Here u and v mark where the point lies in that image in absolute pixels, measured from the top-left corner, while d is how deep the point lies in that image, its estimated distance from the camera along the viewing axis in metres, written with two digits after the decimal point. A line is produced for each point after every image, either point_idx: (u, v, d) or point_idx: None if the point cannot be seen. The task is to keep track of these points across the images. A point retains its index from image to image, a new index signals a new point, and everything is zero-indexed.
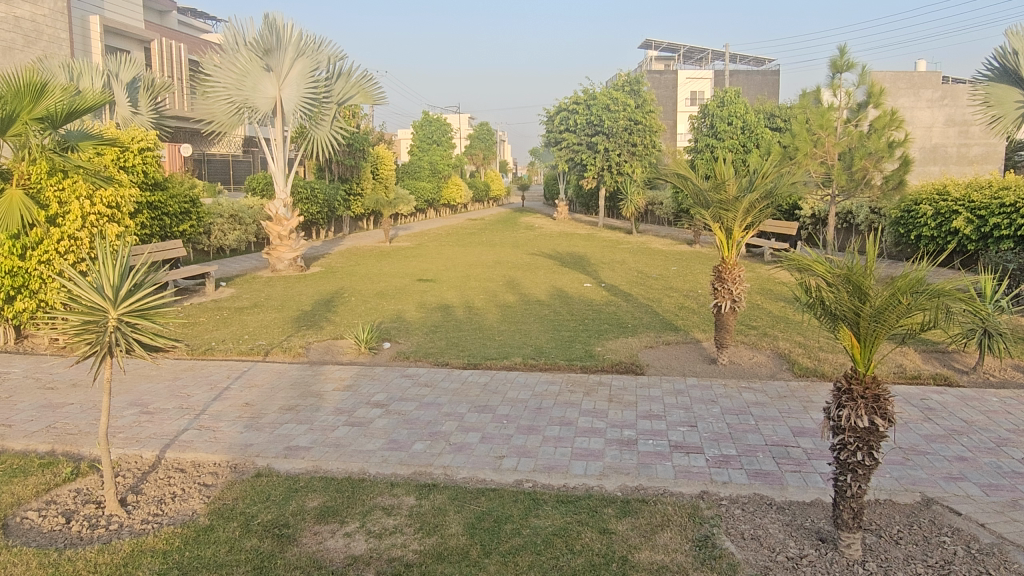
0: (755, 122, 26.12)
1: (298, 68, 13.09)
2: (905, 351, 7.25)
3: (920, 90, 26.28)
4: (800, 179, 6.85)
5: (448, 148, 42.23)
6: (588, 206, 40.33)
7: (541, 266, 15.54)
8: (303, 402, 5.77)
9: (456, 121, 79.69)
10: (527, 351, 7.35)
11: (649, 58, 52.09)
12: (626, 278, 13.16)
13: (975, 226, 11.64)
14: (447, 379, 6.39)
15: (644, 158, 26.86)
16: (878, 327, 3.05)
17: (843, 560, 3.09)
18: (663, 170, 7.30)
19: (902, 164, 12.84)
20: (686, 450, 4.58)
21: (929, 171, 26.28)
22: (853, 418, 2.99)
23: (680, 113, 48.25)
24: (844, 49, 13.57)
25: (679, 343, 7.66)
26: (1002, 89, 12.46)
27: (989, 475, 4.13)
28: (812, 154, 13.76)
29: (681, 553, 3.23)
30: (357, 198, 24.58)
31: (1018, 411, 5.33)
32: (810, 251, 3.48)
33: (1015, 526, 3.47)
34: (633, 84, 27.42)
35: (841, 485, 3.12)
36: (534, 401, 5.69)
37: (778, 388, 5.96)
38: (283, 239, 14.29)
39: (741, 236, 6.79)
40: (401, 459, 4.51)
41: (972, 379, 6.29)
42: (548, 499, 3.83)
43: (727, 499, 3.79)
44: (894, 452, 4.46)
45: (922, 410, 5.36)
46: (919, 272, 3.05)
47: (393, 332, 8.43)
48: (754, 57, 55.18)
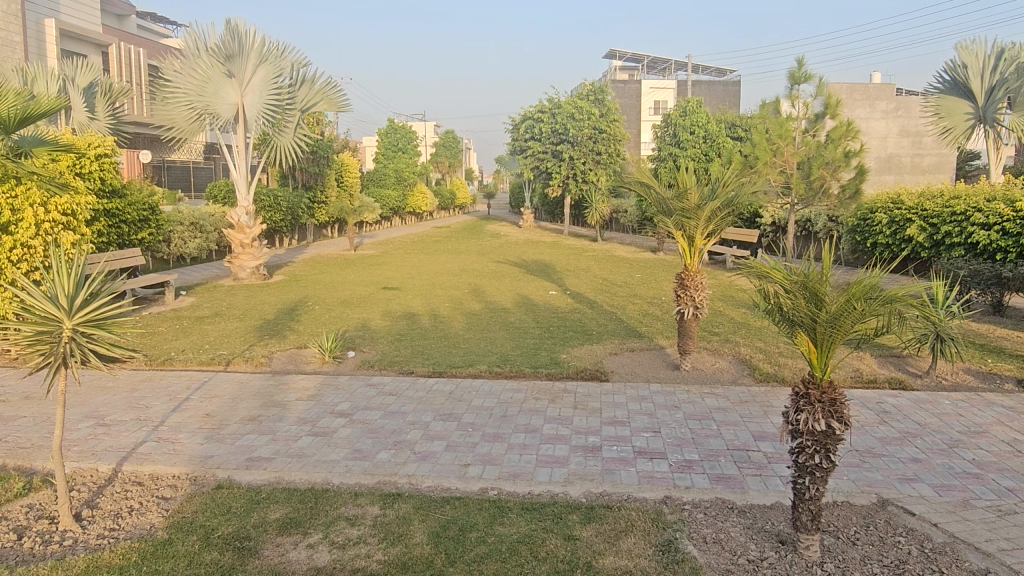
0: (717, 132, 26.50)
1: (260, 74, 12.96)
2: (861, 356, 7.42)
3: (875, 102, 26.96)
4: (761, 187, 6.98)
5: (415, 156, 42.13)
6: (554, 214, 40.51)
7: (506, 273, 15.56)
8: (266, 413, 5.69)
9: (423, 129, 79.54)
10: (492, 359, 7.36)
11: (613, 68, 52.80)
12: (591, 285, 13.29)
13: (927, 234, 11.96)
14: (412, 388, 6.34)
15: (608, 166, 27.16)
16: (834, 332, 3.12)
17: (803, 562, 3.15)
18: (627, 179, 7.38)
19: (858, 173, 13.17)
20: (650, 455, 4.62)
21: (884, 180, 26.97)
22: (810, 421, 3.05)
23: (644, 122, 48.85)
24: (802, 61, 13.87)
25: (643, 351, 7.73)
26: (952, 102, 14.75)
27: (942, 475, 4.25)
28: (771, 163, 14.03)
29: (644, 558, 3.25)
30: (322, 206, 24.38)
31: (969, 414, 5.48)
32: (769, 259, 3.55)
33: (966, 526, 3.57)
34: (597, 93, 27.55)
35: (800, 488, 3.17)
36: (499, 409, 5.69)
37: (740, 393, 6.06)
38: (245, 247, 14.11)
39: (702, 244, 6.91)
40: (365, 468, 4.47)
41: (926, 382, 6.46)
42: (513, 507, 3.83)
43: (690, 504, 3.83)
44: (851, 455, 4.56)
45: (878, 413, 5.49)
46: (872, 278, 3.13)
47: (357, 341, 8.37)
48: (716, 68, 56.01)
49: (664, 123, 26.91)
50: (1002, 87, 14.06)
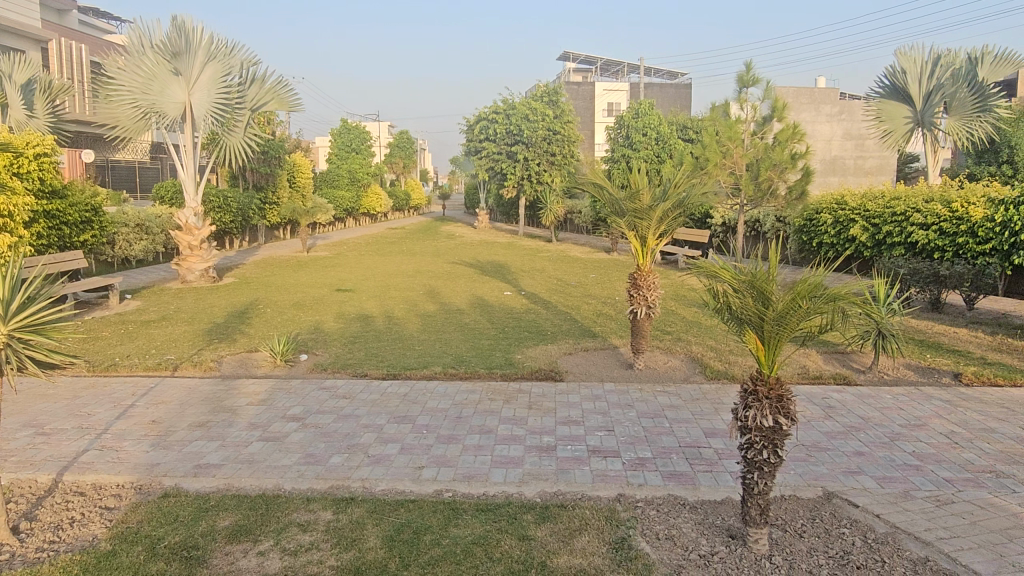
0: (669, 134, 26.94)
1: (208, 73, 12.68)
2: (808, 352, 7.62)
3: (820, 106, 27.69)
4: (711, 188, 7.11)
5: (369, 156, 41.75)
6: (509, 215, 40.58)
7: (461, 274, 15.52)
8: (215, 418, 5.55)
9: (377, 130, 78.92)
10: (446, 360, 7.34)
11: (567, 70, 53.25)
12: (546, 286, 13.37)
13: (869, 234, 12.34)
14: (366, 391, 6.28)
15: (562, 167, 27.37)
16: (781, 329, 3.19)
17: (752, 556, 3.20)
18: (580, 180, 7.44)
19: (804, 175, 13.50)
20: (603, 454, 4.66)
21: (829, 182, 27.73)
22: (758, 417, 3.10)
23: (597, 124, 49.33)
24: (750, 65, 14.17)
25: (597, 350, 7.80)
26: (892, 106, 15.35)
27: (884, 468, 4.38)
28: (721, 164, 14.25)
29: (598, 556, 3.28)
30: (273, 207, 24.00)
31: (909, 408, 5.67)
32: (718, 259, 3.61)
33: (906, 516, 3.70)
34: (551, 94, 27.79)
35: (749, 483, 3.23)
36: (454, 410, 5.67)
37: (692, 391, 6.15)
38: (194, 249, 13.76)
39: (655, 244, 7.00)
40: (318, 473, 4.41)
41: (869, 378, 6.66)
42: (467, 508, 3.82)
43: (643, 501, 3.87)
44: (798, 449, 4.67)
45: (823, 408, 5.64)
46: (818, 276, 3.20)
47: (310, 344, 8.25)
48: (668, 71, 56.83)
49: (617, 125, 27.23)
50: (938, 93, 14.79)
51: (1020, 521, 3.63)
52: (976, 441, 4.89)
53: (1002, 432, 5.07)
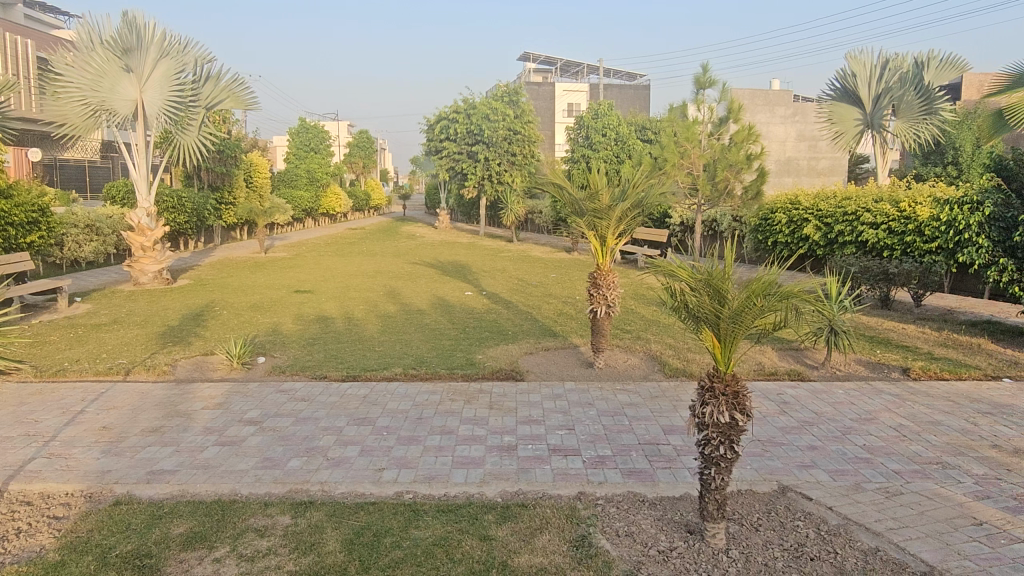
0: (628, 135, 27.21)
1: (161, 69, 12.43)
2: (763, 349, 7.78)
3: (774, 108, 28.24)
4: (669, 188, 7.20)
5: (327, 156, 41.32)
6: (469, 215, 40.51)
7: (421, 275, 15.44)
8: (169, 423, 5.43)
9: (335, 130, 78.10)
10: (407, 361, 7.30)
11: (527, 70, 53.42)
12: (506, 286, 13.40)
13: (822, 233, 12.65)
14: (325, 393, 6.20)
15: (522, 167, 27.45)
16: (736, 327, 3.24)
17: (709, 550, 3.24)
18: (540, 180, 7.44)
19: (759, 175, 13.77)
20: (564, 452, 4.68)
21: (783, 182, 28.31)
22: (715, 414, 3.15)
23: (557, 125, 49.56)
24: (707, 67, 14.37)
25: (558, 349, 7.84)
26: (843, 108, 15.64)
27: (837, 461, 4.49)
28: (679, 165, 14.40)
29: (559, 554, 3.29)
30: (229, 207, 23.58)
31: (860, 402, 5.82)
32: (675, 259, 3.64)
33: (858, 507, 3.79)
34: (511, 94, 27.84)
35: (707, 478, 3.28)
36: (415, 411, 5.64)
37: (650, 389, 6.23)
38: (147, 251, 13.43)
39: (614, 243, 7.06)
40: (276, 477, 4.34)
41: (822, 373, 6.83)
42: (428, 509, 3.80)
43: (603, 499, 3.90)
44: (754, 445, 4.76)
45: (778, 404, 5.75)
46: (772, 274, 3.26)
47: (268, 346, 8.12)
48: (627, 73, 57.30)
49: (577, 126, 27.37)
50: (887, 95, 15.24)
51: (964, 510, 3.76)
52: (924, 434, 5.03)
53: (947, 424, 5.25)
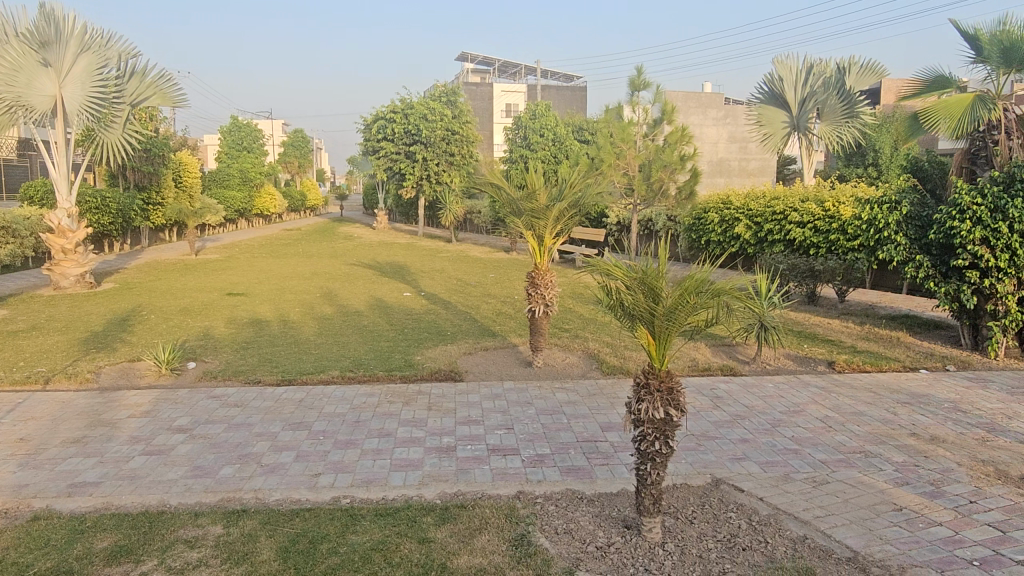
0: (565, 135, 27.46)
1: (82, 64, 11.95)
2: (697, 346, 7.96)
3: (707, 110, 28.90)
4: (605, 188, 7.31)
5: (261, 155, 40.38)
6: (408, 214, 40.18)
7: (359, 276, 15.22)
8: (92, 434, 5.19)
9: (268, 130, 76.36)
10: (344, 364, 7.18)
11: (464, 71, 53.36)
12: (445, 286, 13.35)
13: (752, 232, 13.06)
14: (259, 398, 6.04)
15: (461, 167, 27.48)
16: (670, 324, 3.29)
17: (646, 544, 3.29)
18: (477, 180, 7.42)
19: (692, 176, 14.10)
20: (503, 452, 4.68)
21: (716, 182, 29.07)
22: (651, 410, 3.19)
23: (496, 125, 49.67)
24: (641, 69, 14.61)
25: (497, 349, 7.85)
26: (771, 111, 16.15)
27: (767, 453, 4.63)
28: (615, 165, 14.53)
29: (498, 554, 3.28)
30: (157, 208, 22.75)
31: (789, 395, 6.02)
32: (611, 258, 3.68)
33: (787, 497, 3.92)
34: (449, 94, 27.76)
35: (642, 474, 3.32)
36: (352, 414, 5.55)
37: (588, 387, 6.29)
38: (68, 253, 12.84)
39: (552, 243, 7.11)
40: (207, 486, 4.20)
41: (753, 368, 7.03)
42: (366, 513, 3.75)
43: (542, 497, 3.92)
44: (689, 439, 4.86)
45: (711, 399, 5.90)
46: (703, 273, 3.33)
47: (198, 351, 7.86)
48: (564, 74, 57.78)
49: (515, 126, 27.45)
50: (812, 99, 15.84)
51: (886, 496, 3.92)
52: (848, 424, 5.24)
53: (869, 415, 5.48)
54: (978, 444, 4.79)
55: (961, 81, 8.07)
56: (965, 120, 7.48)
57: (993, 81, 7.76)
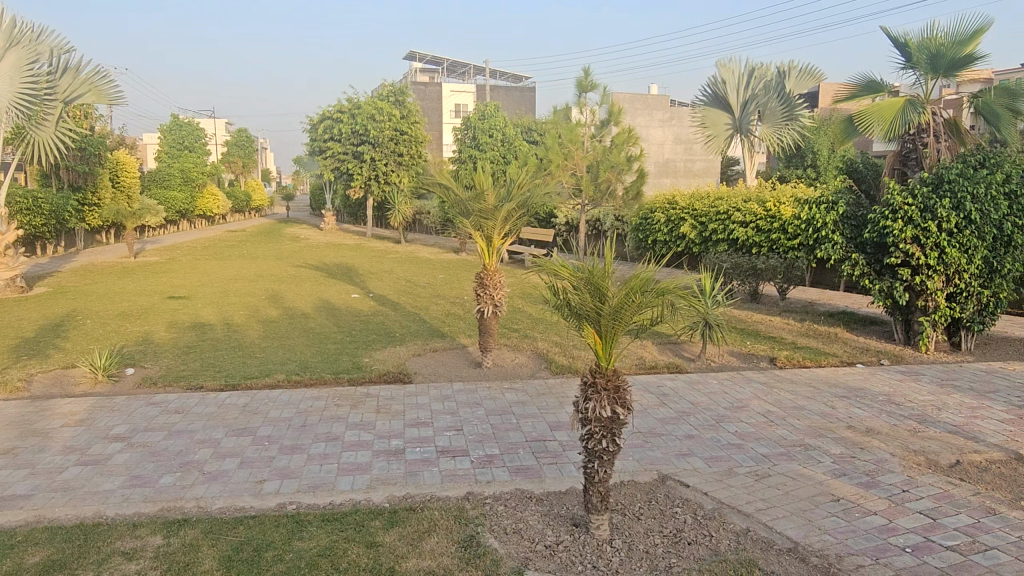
0: (513, 135, 27.50)
1: (11, 58, 11.40)
2: (644, 344, 8.07)
3: (653, 112, 29.30)
4: (553, 189, 7.37)
5: (204, 155, 39.37)
6: (356, 215, 39.69)
7: (305, 278, 14.98)
8: (23, 444, 4.97)
9: (211, 128, 74.49)
10: (290, 367, 7.05)
11: (412, 70, 52.97)
12: (394, 287, 13.23)
13: (697, 232, 13.33)
14: (201, 404, 5.88)
15: (409, 168, 27.32)
16: (617, 323, 3.32)
17: (594, 542, 3.32)
18: (424, 180, 7.37)
19: (639, 176, 14.30)
20: (452, 454, 4.66)
21: (662, 183, 29.55)
22: (598, 409, 3.22)
23: (444, 125, 49.47)
24: (588, 70, 14.77)
25: (446, 350, 7.81)
26: (715, 113, 16.59)
27: (712, 448, 4.72)
28: (563, 166, 14.60)
29: (446, 556, 3.27)
30: (93, 209, 21.98)
31: (733, 391, 6.15)
32: (558, 258, 3.69)
33: (730, 491, 4.00)
34: (397, 94, 27.47)
35: (590, 472, 3.33)
36: (298, 419, 5.45)
37: (537, 386, 6.32)
38: None
39: (500, 244, 7.12)
40: (146, 496, 4.07)
41: (698, 365, 7.17)
42: (312, 519, 3.68)
43: (491, 498, 3.92)
44: (635, 436, 4.92)
45: (658, 396, 5.98)
46: (648, 272, 3.37)
47: (137, 356, 7.61)
48: (512, 74, 57.87)
49: (463, 126, 27.38)
50: (753, 102, 16.23)
51: (824, 488, 4.04)
52: (789, 419, 5.38)
53: (808, 409, 5.64)
54: (910, 434, 4.98)
55: (892, 86, 8.38)
56: (897, 123, 7.76)
57: (921, 86, 8.07)
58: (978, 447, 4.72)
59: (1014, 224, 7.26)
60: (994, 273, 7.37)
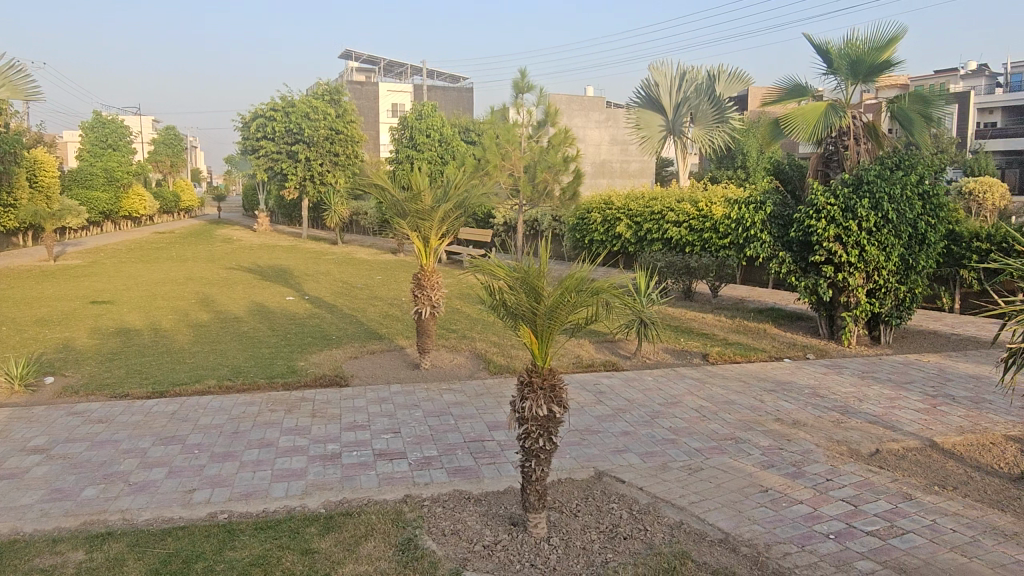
0: (451, 135, 27.41)
1: None
2: (582, 343, 8.16)
3: (590, 113, 29.64)
4: (490, 190, 7.38)
5: (128, 153, 37.90)
6: (291, 215, 38.87)
7: (237, 280, 14.58)
8: None
9: (136, 126, 71.78)
10: (222, 373, 6.85)
11: (349, 69, 52.25)
12: (330, 289, 13.01)
13: (633, 232, 13.56)
14: (126, 413, 5.65)
15: (346, 168, 26.95)
16: (552, 323, 3.34)
17: (531, 540, 3.34)
18: (360, 181, 7.27)
19: (575, 177, 14.47)
20: (389, 457, 4.62)
21: (598, 183, 29.95)
22: (535, 407, 3.24)
23: (382, 125, 48.91)
24: (525, 71, 14.86)
25: (383, 352, 7.73)
26: (649, 115, 16.64)
27: (647, 444, 4.81)
28: (500, 166, 14.66)
29: (384, 560, 3.23)
30: (8, 210, 20.90)
31: (667, 388, 6.28)
32: (494, 258, 3.70)
33: (664, 486, 4.08)
34: (333, 93, 26.98)
35: (527, 470, 3.35)
36: (230, 425, 5.30)
37: (475, 387, 6.32)
38: None
39: (437, 244, 7.07)
40: (67, 509, 3.90)
41: (634, 362, 7.30)
42: (245, 528, 3.59)
43: (429, 500, 3.90)
44: (572, 434, 4.97)
45: (594, 394, 6.05)
46: (583, 271, 3.41)
47: (57, 364, 7.27)
48: (450, 75, 57.70)
49: (400, 126, 27.15)
50: (685, 104, 16.66)
51: (754, 479, 4.17)
52: (720, 413, 5.52)
53: (739, 403, 5.80)
54: (833, 425, 5.18)
55: (815, 90, 8.69)
56: (819, 126, 8.07)
57: (842, 91, 8.40)
58: (896, 435, 4.95)
59: (927, 223, 7.64)
60: (910, 269, 7.74)
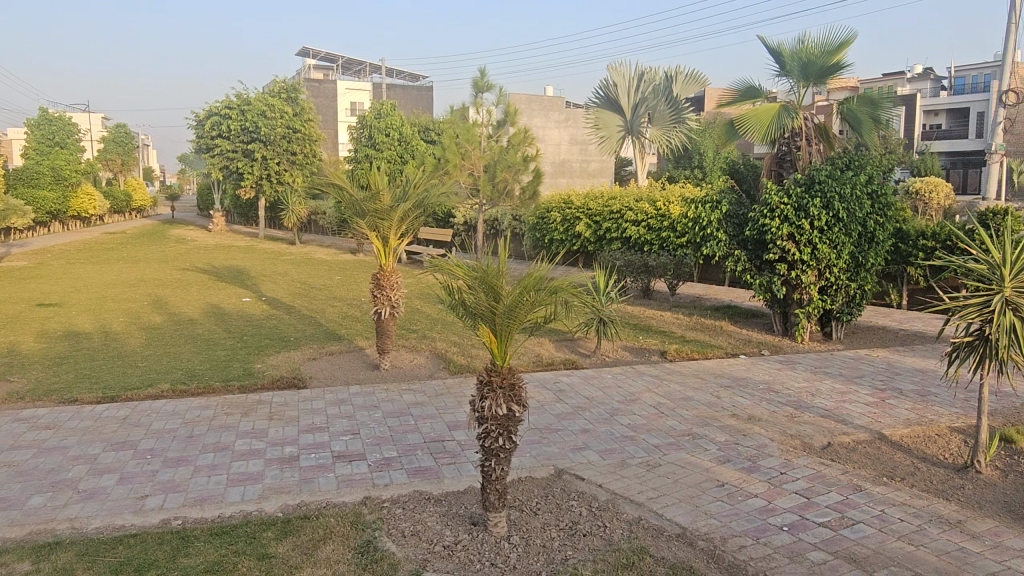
0: (410, 134, 27.24)
1: None
2: (542, 341, 8.19)
3: (549, 113, 29.74)
4: (449, 189, 7.35)
5: (77, 151, 36.78)
6: (247, 215, 38.20)
7: (192, 281, 14.29)
8: None
9: (84, 123, 69.78)
10: (176, 376, 6.70)
11: (306, 66, 51.57)
12: (288, 290, 12.83)
13: (592, 231, 13.67)
14: (75, 419, 5.49)
15: (303, 167, 26.61)
16: (511, 322, 3.34)
17: (492, 539, 3.34)
18: (318, 179, 7.17)
19: (535, 176, 14.52)
20: (348, 458, 4.57)
21: (558, 183, 30.08)
22: (494, 407, 3.24)
23: (340, 123, 48.38)
24: (485, 71, 14.85)
25: (342, 353, 7.65)
26: (607, 115, 16.95)
27: (606, 441, 4.85)
28: (460, 166, 14.63)
29: (342, 563, 3.20)
30: None
31: (626, 385, 6.34)
32: (453, 257, 3.68)
33: (623, 482, 4.12)
34: (290, 91, 26.38)
35: (487, 470, 3.34)
36: (184, 430, 5.18)
37: (435, 387, 6.29)
38: None
39: (397, 244, 7.02)
40: (12, 519, 3.77)
41: (593, 360, 7.35)
42: (199, 534, 3.52)
43: (389, 501, 3.87)
44: (532, 433, 4.98)
45: (554, 392, 6.08)
46: (541, 270, 3.42)
47: (2, 369, 7.03)
48: (409, 74, 57.37)
49: (359, 125, 26.90)
50: (643, 105, 16.88)
51: (711, 474, 4.24)
52: (678, 409, 5.59)
53: (696, 399, 5.89)
54: (787, 420, 5.29)
55: (769, 92, 8.86)
56: (773, 127, 8.25)
57: (795, 93, 8.58)
58: (846, 429, 5.07)
59: (875, 222, 7.86)
60: (860, 267, 7.94)
